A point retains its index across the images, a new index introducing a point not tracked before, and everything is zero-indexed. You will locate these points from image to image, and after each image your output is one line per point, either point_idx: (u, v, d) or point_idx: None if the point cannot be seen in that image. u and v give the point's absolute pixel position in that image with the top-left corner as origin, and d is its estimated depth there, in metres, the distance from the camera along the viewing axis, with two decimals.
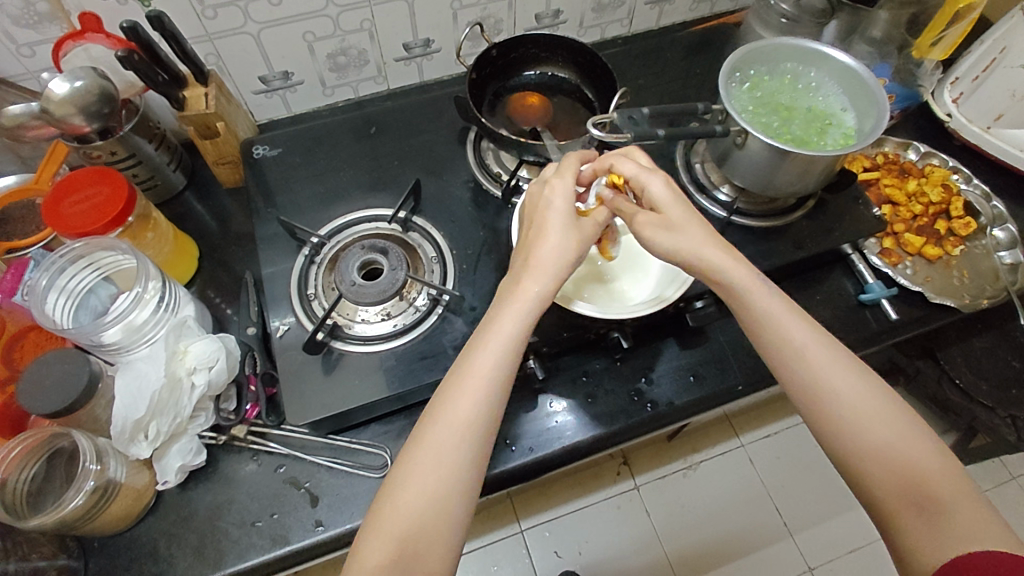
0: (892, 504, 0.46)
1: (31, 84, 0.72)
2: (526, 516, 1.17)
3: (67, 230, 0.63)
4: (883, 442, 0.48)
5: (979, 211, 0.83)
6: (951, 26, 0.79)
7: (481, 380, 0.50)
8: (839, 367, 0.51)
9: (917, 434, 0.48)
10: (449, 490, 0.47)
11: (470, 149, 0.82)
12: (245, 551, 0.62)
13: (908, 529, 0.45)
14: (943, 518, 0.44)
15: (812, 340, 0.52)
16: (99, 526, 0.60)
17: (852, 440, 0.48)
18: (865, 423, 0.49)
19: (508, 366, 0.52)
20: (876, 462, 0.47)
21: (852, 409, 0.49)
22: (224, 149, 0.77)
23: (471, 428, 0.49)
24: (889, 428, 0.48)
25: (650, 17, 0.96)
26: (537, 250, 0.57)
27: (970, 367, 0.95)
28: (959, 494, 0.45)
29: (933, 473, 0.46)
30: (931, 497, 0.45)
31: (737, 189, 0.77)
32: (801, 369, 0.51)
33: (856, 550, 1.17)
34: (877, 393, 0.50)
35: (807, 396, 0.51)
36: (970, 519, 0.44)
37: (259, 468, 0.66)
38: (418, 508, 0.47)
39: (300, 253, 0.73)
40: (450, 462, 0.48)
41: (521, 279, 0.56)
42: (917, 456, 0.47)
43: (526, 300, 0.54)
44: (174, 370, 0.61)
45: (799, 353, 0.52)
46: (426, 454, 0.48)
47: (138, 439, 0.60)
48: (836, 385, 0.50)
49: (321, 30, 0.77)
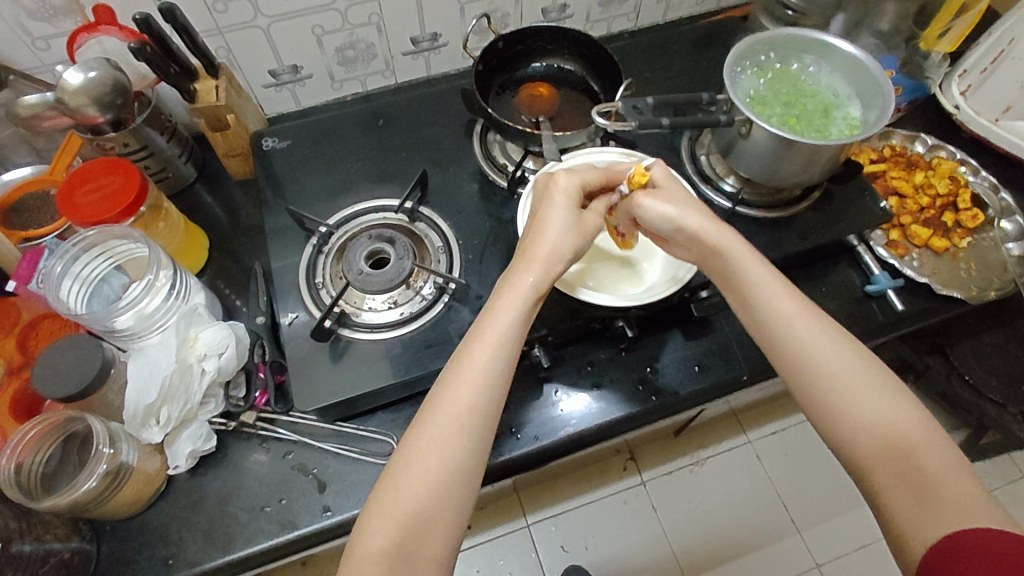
0: (882, 479, 0.47)
1: (46, 76, 0.73)
2: (532, 510, 1.18)
3: (80, 219, 0.65)
4: (874, 420, 0.49)
5: (987, 203, 0.83)
6: (958, 17, 0.81)
7: (480, 364, 0.51)
8: (829, 343, 0.52)
9: (908, 409, 0.49)
10: (451, 470, 0.48)
11: (477, 141, 0.83)
12: (254, 536, 0.63)
13: (899, 503, 0.46)
14: (932, 491, 0.45)
15: (802, 317, 0.54)
16: (112, 508, 0.61)
17: (843, 415, 0.50)
18: (858, 402, 0.49)
19: (512, 352, 0.52)
20: (866, 440, 0.48)
21: (842, 384, 0.50)
22: (234, 142, 0.79)
23: (475, 411, 0.50)
24: (879, 403, 0.49)
25: (656, 10, 0.96)
26: (536, 244, 0.57)
27: (980, 362, 0.95)
28: (949, 468, 0.46)
29: (923, 447, 0.47)
30: (919, 471, 0.46)
31: (742, 181, 0.77)
32: (792, 345, 0.53)
33: (864, 547, 1.17)
34: (868, 368, 0.51)
35: (799, 373, 0.52)
36: (958, 492, 0.44)
37: (267, 455, 0.67)
38: (420, 486, 0.48)
39: (308, 243, 0.74)
40: (453, 442, 0.49)
41: (521, 271, 0.56)
42: (907, 430, 0.48)
43: (523, 286, 0.55)
44: (185, 356, 0.62)
45: (790, 329, 0.54)
46: (427, 432, 0.49)
47: (149, 424, 0.61)
48: (826, 364, 0.51)
49: (330, 24, 0.78)
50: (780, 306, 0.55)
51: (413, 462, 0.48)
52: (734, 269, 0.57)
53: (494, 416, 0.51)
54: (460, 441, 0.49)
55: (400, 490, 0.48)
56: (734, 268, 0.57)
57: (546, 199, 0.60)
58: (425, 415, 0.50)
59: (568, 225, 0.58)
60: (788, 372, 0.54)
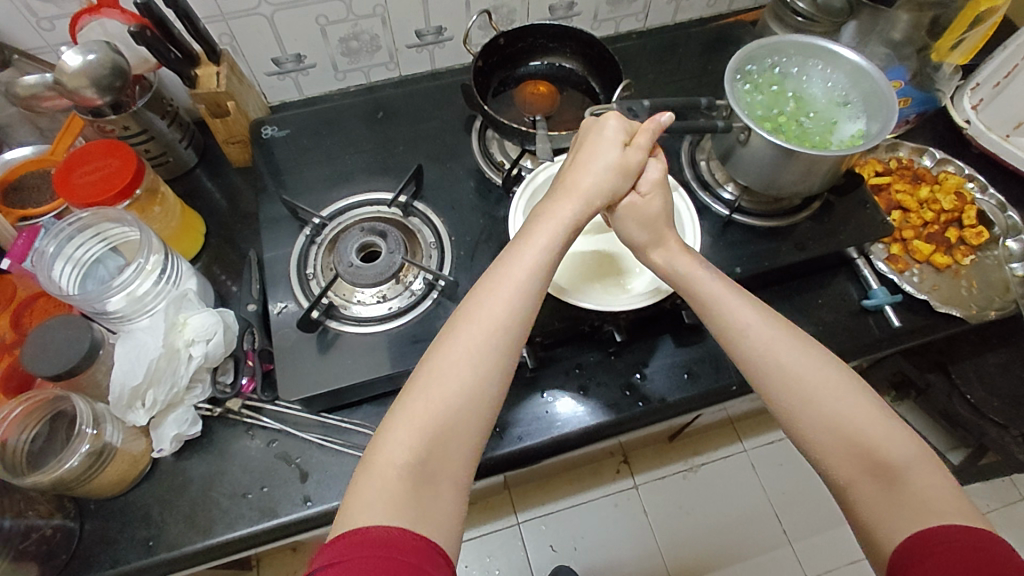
0: (851, 476, 0.49)
1: (50, 57, 0.73)
2: (523, 508, 1.18)
3: (75, 199, 0.65)
4: (838, 414, 0.50)
5: (993, 220, 0.81)
6: (972, 30, 0.79)
7: (494, 304, 0.52)
8: (787, 345, 0.54)
9: (868, 404, 0.51)
10: (469, 406, 0.49)
11: (475, 137, 0.82)
12: (235, 521, 0.63)
13: (868, 498, 0.47)
14: (898, 486, 0.47)
15: (759, 323, 0.55)
16: (95, 488, 0.61)
17: (812, 410, 0.51)
18: (822, 396, 0.51)
19: (536, 288, 0.54)
20: (830, 436, 0.50)
21: (805, 385, 0.52)
22: (234, 129, 0.79)
23: (498, 342, 0.51)
24: (843, 401, 0.51)
25: (666, 12, 0.95)
26: (575, 175, 0.61)
27: (982, 383, 0.93)
28: (913, 459, 0.48)
29: (886, 440, 0.49)
30: (884, 465, 0.48)
31: (742, 188, 0.76)
32: (754, 351, 0.54)
33: (855, 562, 1.16)
34: (828, 366, 0.53)
35: (764, 376, 0.54)
36: (922, 484, 0.46)
37: (253, 442, 0.67)
38: (440, 418, 0.48)
39: (301, 233, 0.74)
40: (468, 370, 0.50)
41: (535, 232, 0.57)
42: (869, 425, 0.50)
43: (524, 245, 0.56)
44: (173, 341, 0.62)
45: (746, 337, 0.55)
46: (444, 366, 0.50)
47: (135, 406, 0.62)
48: (785, 364, 0.53)
49: (334, 15, 0.78)
50: (737, 312, 0.56)
51: (426, 394, 0.49)
52: (682, 282, 0.59)
53: (511, 353, 0.52)
54: (474, 371, 0.50)
55: (411, 422, 0.48)
56: (690, 284, 0.59)
57: (595, 137, 0.62)
58: (440, 348, 0.51)
59: (603, 175, 0.60)
60: (751, 376, 0.55)
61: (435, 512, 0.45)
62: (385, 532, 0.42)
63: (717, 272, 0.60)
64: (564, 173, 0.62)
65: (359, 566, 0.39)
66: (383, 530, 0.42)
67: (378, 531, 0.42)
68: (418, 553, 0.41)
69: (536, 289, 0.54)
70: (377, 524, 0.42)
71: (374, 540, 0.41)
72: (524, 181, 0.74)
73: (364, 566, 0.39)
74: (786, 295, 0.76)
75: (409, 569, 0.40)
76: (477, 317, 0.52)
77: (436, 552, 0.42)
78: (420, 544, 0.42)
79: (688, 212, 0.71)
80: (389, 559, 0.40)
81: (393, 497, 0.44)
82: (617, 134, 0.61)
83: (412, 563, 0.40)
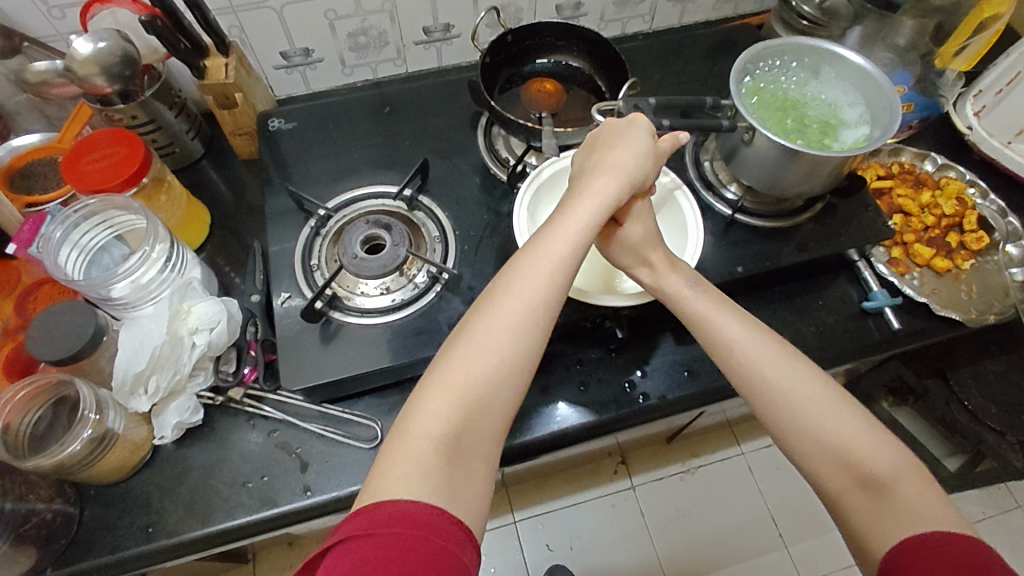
0: (839, 487, 0.49)
1: (60, 45, 0.74)
2: (520, 508, 1.18)
3: (83, 186, 0.66)
4: (826, 427, 0.51)
5: (993, 226, 0.82)
6: (976, 36, 0.80)
7: (529, 290, 0.52)
8: (773, 359, 0.55)
9: (854, 415, 0.52)
10: (506, 384, 0.49)
11: (481, 134, 0.83)
12: (233, 510, 0.63)
13: (858, 509, 0.48)
14: (885, 495, 0.47)
15: (744, 338, 0.56)
16: (96, 473, 0.62)
17: (802, 423, 0.52)
18: (810, 410, 0.52)
19: (565, 275, 0.54)
20: (819, 449, 0.51)
21: (793, 399, 0.53)
22: (241, 120, 0.79)
23: (536, 323, 0.52)
24: (830, 412, 0.52)
25: (672, 14, 0.96)
26: (614, 157, 0.61)
27: (981, 390, 0.93)
28: (901, 469, 0.48)
29: (873, 451, 0.49)
30: (872, 475, 0.48)
31: (745, 189, 0.77)
32: (742, 367, 0.55)
33: (851, 566, 1.16)
34: (814, 379, 0.54)
35: (750, 390, 0.55)
36: (910, 493, 0.47)
37: (253, 431, 0.67)
38: (473, 395, 0.48)
39: (306, 225, 0.74)
40: (500, 353, 0.50)
41: (569, 212, 0.57)
42: (856, 436, 0.50)
43: (557, 229, 0.56)
44: (176, 329, 0.63)
45: (732, 352, 0.56)
46: (469, 348, 0.50)
47: (138, 393, 0.62)
48: (773, 379, 0.54)
49: (343, 9, 0.78)
50: (721, 327, 0.57)
51: (459, 374, 0.49)
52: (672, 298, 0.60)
53: (545, 333, 0.52)
54: (506, 354, 0.50)
55: (445, 398, 0.48)
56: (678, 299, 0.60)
57: (626, 129, 0.63)
58: (466, 335, 0.51)
59: (642, 160, 0.61)
60: (741, 391, 0.55)
61: (467, 490, 0.45)
62: (420, 509, 0.42)
63: (706, 287, 0.61)
64: (598, 155, 0.62)
65: (393, 544, 0.39)
66: (420, 507, 0.42)
67: (412, 507, 0.42)
68: (449, 536, 0.41)
69: (564, 277, 0.54)
70: (414, 498, 0.42)
71: (410, 517, 0.41)
72: (529, 176, 0.74)
73: (399, 544, 0.39)
74: (786, 297, 0.76)
75: (441, 553, 0.40)
76: (515, 291, 0.52)
77: (466, 537, 0.42)
78: (454, 528, 0.42)
79: (691, 211, 0.71)
80: (420, 538, 0.40)
81: (428, 472, 0.44)
82: (646, 129, 0.63)
83: (443, 546, 0.40)
